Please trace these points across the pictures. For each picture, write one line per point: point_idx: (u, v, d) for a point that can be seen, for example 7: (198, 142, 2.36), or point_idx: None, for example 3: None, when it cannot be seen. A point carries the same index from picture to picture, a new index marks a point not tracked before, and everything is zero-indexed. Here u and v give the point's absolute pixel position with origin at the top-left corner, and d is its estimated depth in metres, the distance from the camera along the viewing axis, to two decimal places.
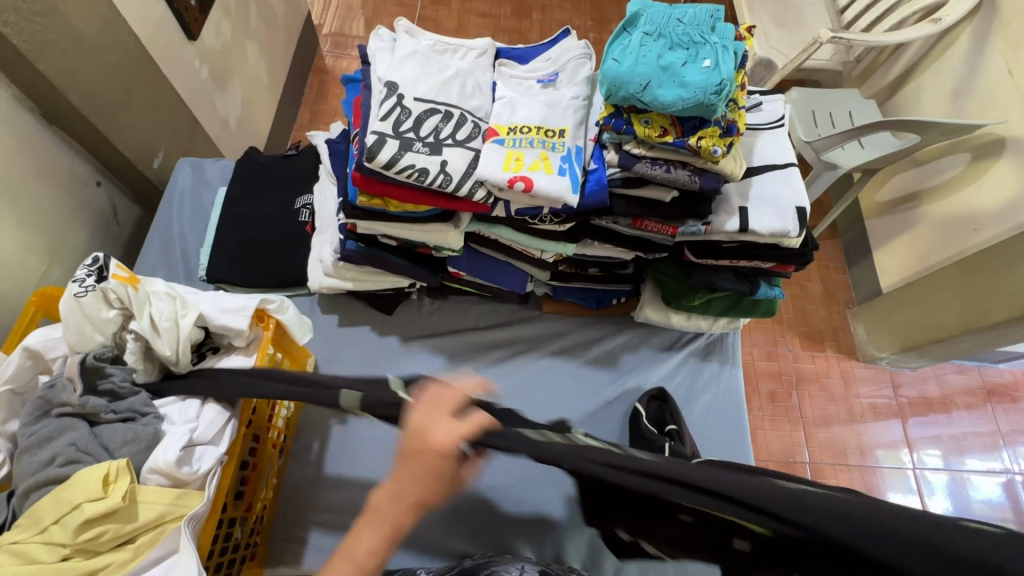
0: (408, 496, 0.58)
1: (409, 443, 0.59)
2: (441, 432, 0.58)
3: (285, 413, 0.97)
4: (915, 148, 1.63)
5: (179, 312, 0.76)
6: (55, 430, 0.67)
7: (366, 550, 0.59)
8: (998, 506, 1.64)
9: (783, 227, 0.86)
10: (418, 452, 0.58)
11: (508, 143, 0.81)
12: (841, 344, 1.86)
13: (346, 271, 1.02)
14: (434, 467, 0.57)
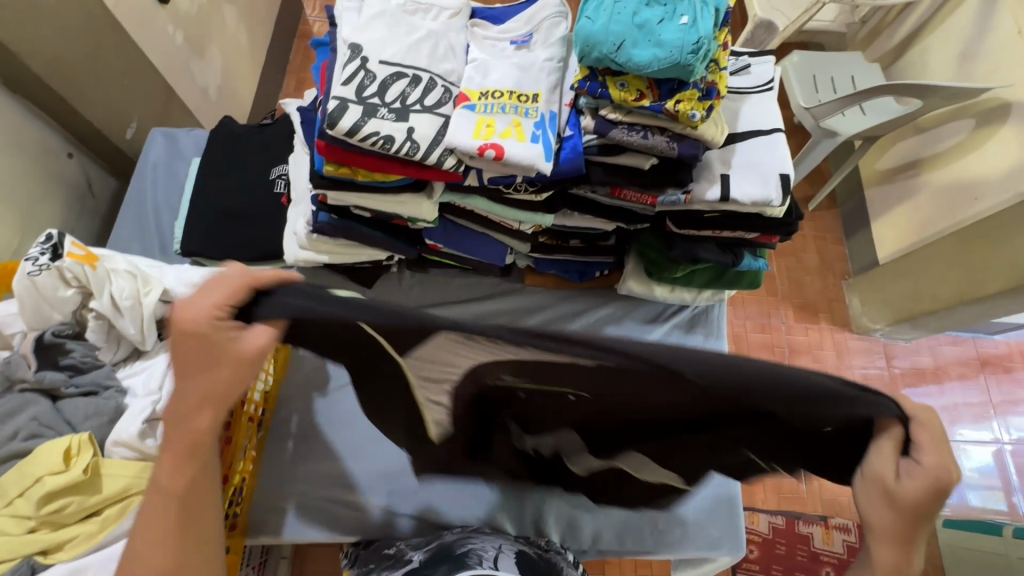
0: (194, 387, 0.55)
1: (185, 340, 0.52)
2: (195, 312, 0.51)
3: (261, 388, 0.97)
4: (918, 114, 1.58)
5: (141, 289, 0.75)
6: (17, 406, 0.68)
7: (168, 477, 0.57)
8: (988, 474, 1.65)
9: (765, 195, 0.83)
10: (188, 336, 0.52)
11: (479, 108, 0.78)
12: (836, 316, 1.84)
13: (321, 244, 1.00)
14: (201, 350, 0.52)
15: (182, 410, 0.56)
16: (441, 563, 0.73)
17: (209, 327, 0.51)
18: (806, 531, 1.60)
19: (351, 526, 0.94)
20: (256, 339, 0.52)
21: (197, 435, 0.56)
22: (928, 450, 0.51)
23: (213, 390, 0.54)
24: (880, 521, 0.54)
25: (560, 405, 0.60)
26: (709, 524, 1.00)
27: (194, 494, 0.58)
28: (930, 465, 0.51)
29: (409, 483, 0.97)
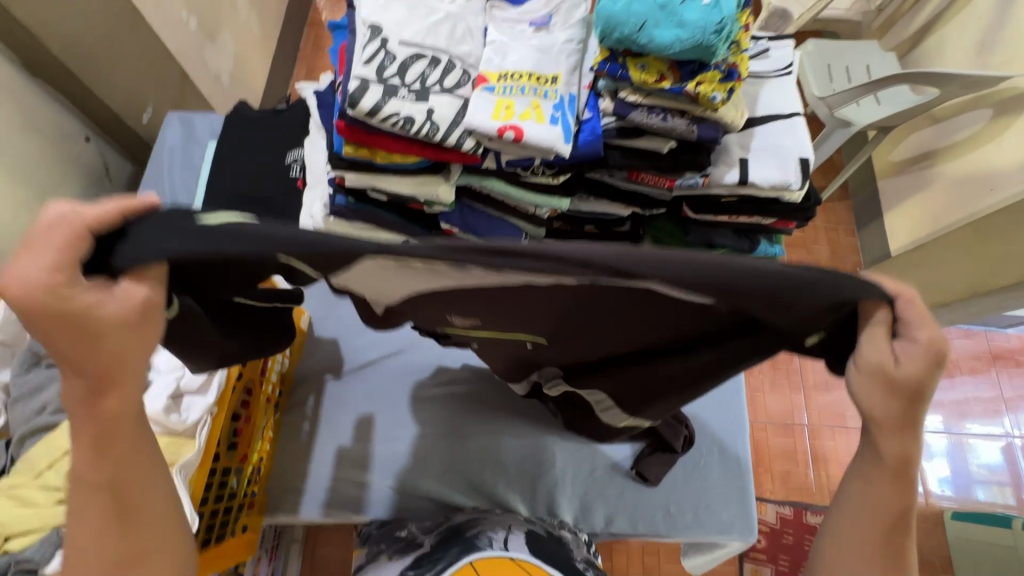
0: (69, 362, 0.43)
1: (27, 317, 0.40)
2: (25, 283, 0.39)
3: (278, 369, 0.98)
4: (935, 103, 1.56)
5: None
6: (45, 380, 0.72)
7: (85, 468, 0.47)
8: (997, 470, 1.64)
9: (784, 178, 0.82)
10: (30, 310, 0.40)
11: (498, 90, 0.78)
12: None
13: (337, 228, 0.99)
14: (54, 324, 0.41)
15: (74, 397, 0.45)
16: (453, 545, 0.74)
17: (47, 296, 0.40)
18: (813, 522, 1.60)
19: (365, 507, 0.95)
20: (127, 294, 0.42)
21: (108, 418, 0.46)
22: (920, 326, 0.46)
23: (98, 366, 0.44)
24: (884, 413, 0.50)
25: (518, 310, 0.56)
26: (721, 509, 1.00)
27: (127, 480, 0.49)
28: (921, 339, 0.46)
29: (423, 465, 0.98)
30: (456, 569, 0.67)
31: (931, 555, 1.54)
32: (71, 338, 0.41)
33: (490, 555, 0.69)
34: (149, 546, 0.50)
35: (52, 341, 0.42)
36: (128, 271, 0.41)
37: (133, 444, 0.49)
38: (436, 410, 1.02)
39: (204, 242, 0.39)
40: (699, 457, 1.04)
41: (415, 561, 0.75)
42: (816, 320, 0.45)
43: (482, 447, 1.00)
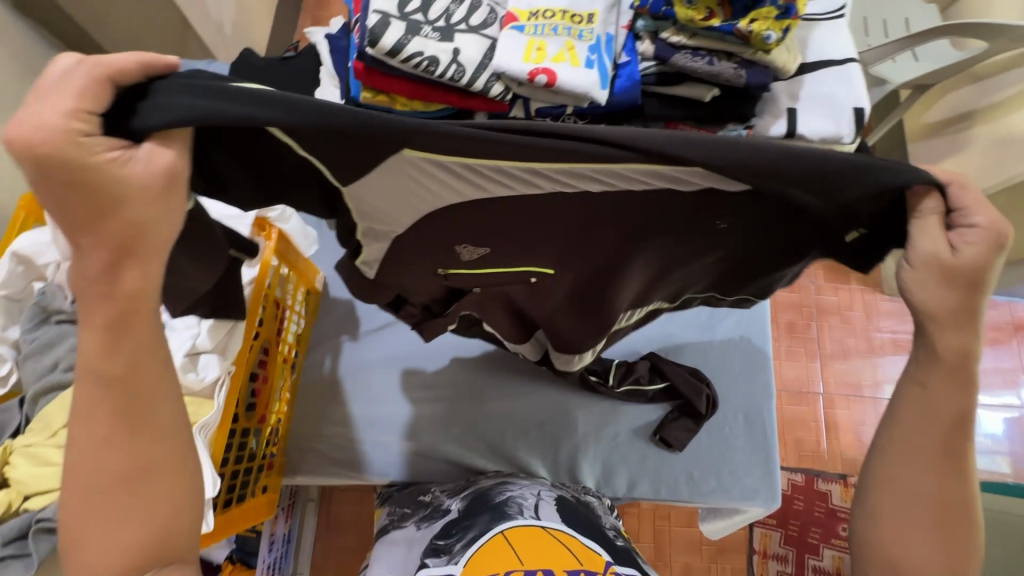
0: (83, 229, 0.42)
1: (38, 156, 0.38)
2: (40, 128, 0.37)
3: (295, 329, 0.95)
4: (979, 59, 1.46)
5: None
6: (56, 336, 0.72)
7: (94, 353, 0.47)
8: (1000, 441, 1.65)
9: (837, 132, 0.76)
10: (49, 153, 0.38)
11: (529, 30, 0.71)
12: (868, 276, 1.80)
13: None
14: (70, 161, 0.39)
15: (91, 273, 0.44)
16: (482, 512, 0.72)
17: (67, 145, 0.38)
18: (824, 489, 1.60)
19: (383, 470, 0.94)
20: (153, 156, 0.40)
21: (126, 295, 0.46)
22: (976, 209, 0.47)
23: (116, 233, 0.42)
24: (939, 304, 0.51)
25: (573, 242, 0.55)
26: (744, 475, 0.99)
27: (141, 372, 0.49)
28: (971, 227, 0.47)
29: (441, 430, 0.96)
30: (487, 539, 0.66)
31: None
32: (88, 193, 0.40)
33: (521, 524, 0.68)
34: (156, 456, 0.51)
35: (57, 198, 0.40)
36: (151, 134, 0.40)
37: (145, 334, 0.49)
38: (456, 374, 1.00)
39: (212, 104, 0.37)
40: (722, 425, 1.01)
41: (444, 529, 0.73)
42: (858, 209, 0.47)
43: (504, 412, 0.97)
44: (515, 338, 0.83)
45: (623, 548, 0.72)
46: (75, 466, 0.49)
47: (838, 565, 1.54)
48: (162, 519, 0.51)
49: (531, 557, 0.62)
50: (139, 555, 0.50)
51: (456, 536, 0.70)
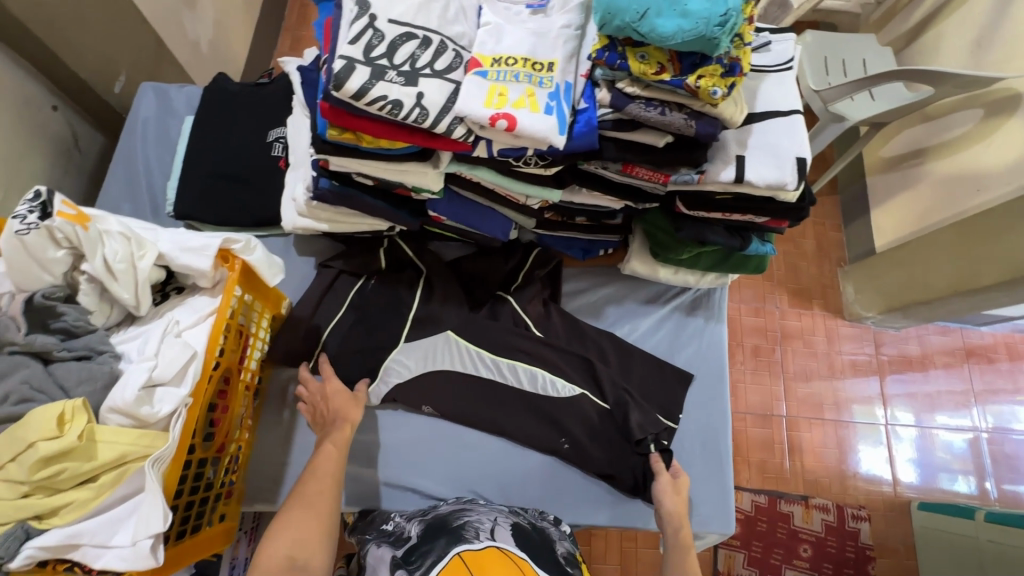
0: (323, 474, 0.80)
1: (306, 479, 0.79)
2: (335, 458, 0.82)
3: (258, 354, 0.95)
4: (928, 102, 1.54)
5: (136, 253, 0.71)
6: (7, 367, 0.64)
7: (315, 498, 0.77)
8: (960, 457, 1.74)
9: (781, 179, 0.81)
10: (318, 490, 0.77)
11: (491, 75, 0.74)
12: (829, 302, 1.87)
13: (320, 212, 0.97)
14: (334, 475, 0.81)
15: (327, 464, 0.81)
16: (439, 538, 0.71)
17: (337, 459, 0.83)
18: (786, 510, 1.65)
19: (352, 496, 0.97)
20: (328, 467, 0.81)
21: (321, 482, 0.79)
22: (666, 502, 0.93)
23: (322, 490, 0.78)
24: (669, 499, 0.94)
25: (470, 397, 1.01)
26: (701, 502, 1.02)
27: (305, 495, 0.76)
28: (682, 517, 0.93)
29: (421, 444, 1.01)
30: (445, 562, 0.65)
31: (896, 541, 1.66)
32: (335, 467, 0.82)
33: (476, 547, 0.67)
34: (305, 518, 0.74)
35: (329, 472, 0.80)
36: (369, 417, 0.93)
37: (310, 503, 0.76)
38: (417, 427, 1.01)
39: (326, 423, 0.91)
40: (680, 452, 1.06)
41: (403, 557, 0.71)
42: (575, 443, 1.01)
43: (470, 442, 1.02)
44: (475, 231, 1.00)
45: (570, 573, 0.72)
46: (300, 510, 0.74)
47: None
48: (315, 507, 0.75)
49: None
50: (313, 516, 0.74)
51: (415, 562, 0.68)
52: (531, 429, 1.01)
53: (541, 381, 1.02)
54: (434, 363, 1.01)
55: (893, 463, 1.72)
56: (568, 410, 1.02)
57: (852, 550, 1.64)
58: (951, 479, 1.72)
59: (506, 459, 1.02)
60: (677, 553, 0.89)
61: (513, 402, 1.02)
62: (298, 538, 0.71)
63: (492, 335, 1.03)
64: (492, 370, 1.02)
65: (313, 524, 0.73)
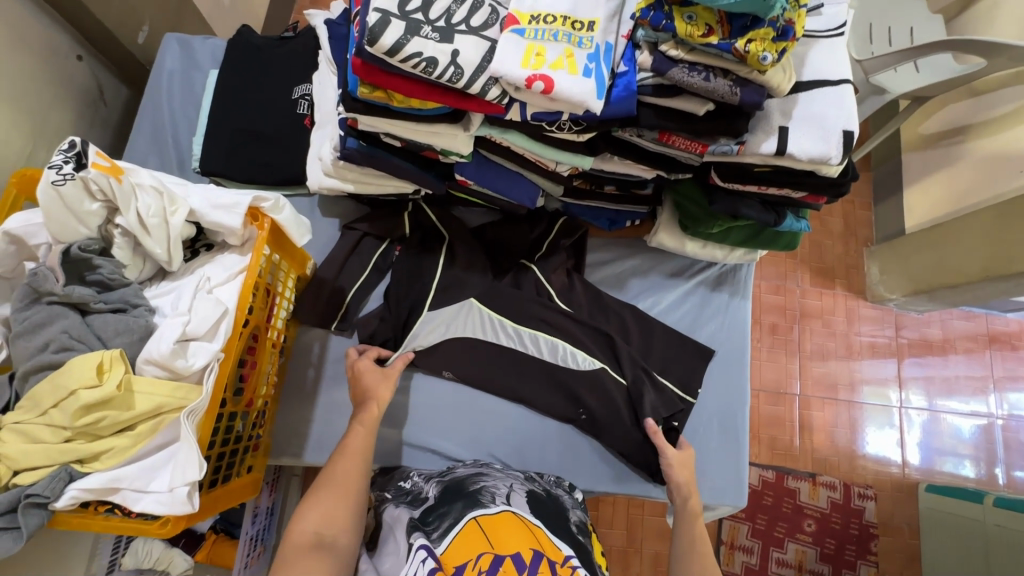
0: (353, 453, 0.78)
1: (335, 459, 0.77)
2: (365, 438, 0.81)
3: (284, 314, 0.96)
4: (977, 76, 1.45)
5: (168, 208, 0.70)
6: (47, 317, 0.65)
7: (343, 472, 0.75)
8: (965, 441, 1.73)
9: (825, 152, 0.78)
10: (346, 472, 0.74)
11: (529, 34, 0.71)
12: (852, 283, 1.84)
13: (347, 172, 0.95)
14: (367, 456, 0.79)
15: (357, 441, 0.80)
16: (456, 501, 0.71)
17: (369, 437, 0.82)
18: (794, 486, 1.67)
19: (374, 454, 0.99)
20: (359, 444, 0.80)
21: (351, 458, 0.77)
22: (675, 473, 0.94)
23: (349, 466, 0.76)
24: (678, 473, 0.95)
25: (491, 365, 1.02)
26: (715, 475, 1.04)
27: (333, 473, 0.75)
28: (691, 486, 0.94)
29: (443, 406, 1.02)
30: (462, 525, 0.65)
31: (900, 521, 1.67)
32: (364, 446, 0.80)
33: (493, 511, 0.67)
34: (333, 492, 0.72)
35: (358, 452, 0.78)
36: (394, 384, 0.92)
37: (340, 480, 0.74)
38: (437, 391, 1.02)
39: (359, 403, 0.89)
40: (697, 427, 1.06)
41: (420, 520, 0.70)
42: (593, 413, 1.02)
43: (490, 409, 1.03)
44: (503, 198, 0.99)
45: (583, 544, 0.72)
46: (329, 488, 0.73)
47: (800, 558, 1.64)
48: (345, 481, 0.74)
49: (503, 543, 0.61)
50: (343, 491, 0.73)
51: (432, 525, 0.68)
52: (551, 397, 1.02)
53: (562, 352, 1.02)
54: (457, 330, 1.01)
55: (904, 445, 1.72)
56: (588, 382, 1.02)
57: (856, 527, 1.66)
58: (958, 463, 1.72)
59: (525, 426, 1.03)
60: (687, 519, 0.89)
61: (533, 371, 1.03)
62: (329, 517, 0.69)
63: (514, 303, 1.03)
64: (512, 340, 1.02)
65: (341, 502, 0.71)
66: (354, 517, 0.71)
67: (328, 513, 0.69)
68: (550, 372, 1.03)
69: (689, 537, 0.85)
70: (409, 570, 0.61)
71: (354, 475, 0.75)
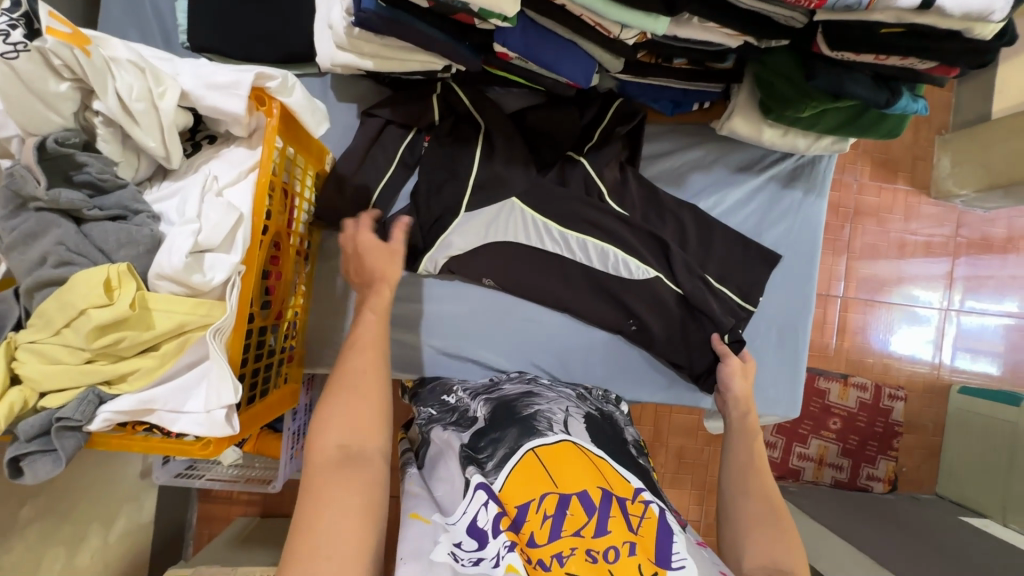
0: (367, 342, 0.69)
1: (347, 352, 0.68)
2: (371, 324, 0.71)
3: (305, 217, 0.85)
4: None
5: (154, 89, 0.58)
6: (38, 227, 0.56)
7: (356, 363, 0.67)
8: (992, 339, 1.67)
9: (987, 6, 0.60)
10: (361, 367, 0.66)
11: None
12: (917, 176, 1.65)
13: (363, 44, 0.79)
14: (379, 349, 0.69)
15: (368, 329, 0.71)
16: (510, 425, 0.66)
17: (382, 325, 0.72)
18: (823, 386, 1.62)
19: (410, 364, 0.94)
20: (369, 332, 0.70)
21: (366, 353, 0.68)
22: (734, 383, 0.89)
23: (363, 358, 0.67)
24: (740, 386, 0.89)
25: (532, 275, 0.93)
26: (770, 386, 0.99)
27: (347, 367, 0.66)
28: (749, 400, 0.88)
29: (482, 316, 0.95)
30: (520, 457, 0.61)
31: (926, 420, 1.66)
32: (377, 337, 0.70)
33: (553, 441, 0.62)
34: (352, 393, 0.64)
35: (372, 344, 0.69)
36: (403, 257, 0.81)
37: (357, 378, 0.65)
38: (474, 301, 0.95)
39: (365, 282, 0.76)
40: (755, 338, 0.99)
41: (470, 446, 0.66)
42: (644, 326, 0.94)
43: (534, 319, 0.96)
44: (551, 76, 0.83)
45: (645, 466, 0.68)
46: (347, 389, 0.64)
47: (821, 453, 1.64)
48: (363, 378, 0.65)
49: (567, 480, 0.58)
50: (364, 387, 0.64)
51: (484, 453, 0.64)
52: (598, 307, 0.95)
53: (611, 261, 0.92)
54: (497, 234, 0.91)
55: (939, 345, 1.65)
56: (638, 290, 0.93)
57: (881, 425, 1.63)
58: (986, 361, 1.67)
59: (567, 339, 0.97)
60: (742, 433, 0.84)
61: (580, 280, 0.94)
62: (349, 425, 0.61)
63: (559, 204, 0.91)
64: (555, 247, 0.92)
65: (364, 401, 0.63)
66: (378, 419, 0.63)
67: (350, 416, 0.62)
68: (599, 282, 0.94)
69: (746, 449, 0.81)
70: (469, 509, 0.58)
71: (368, 374, 0.66)
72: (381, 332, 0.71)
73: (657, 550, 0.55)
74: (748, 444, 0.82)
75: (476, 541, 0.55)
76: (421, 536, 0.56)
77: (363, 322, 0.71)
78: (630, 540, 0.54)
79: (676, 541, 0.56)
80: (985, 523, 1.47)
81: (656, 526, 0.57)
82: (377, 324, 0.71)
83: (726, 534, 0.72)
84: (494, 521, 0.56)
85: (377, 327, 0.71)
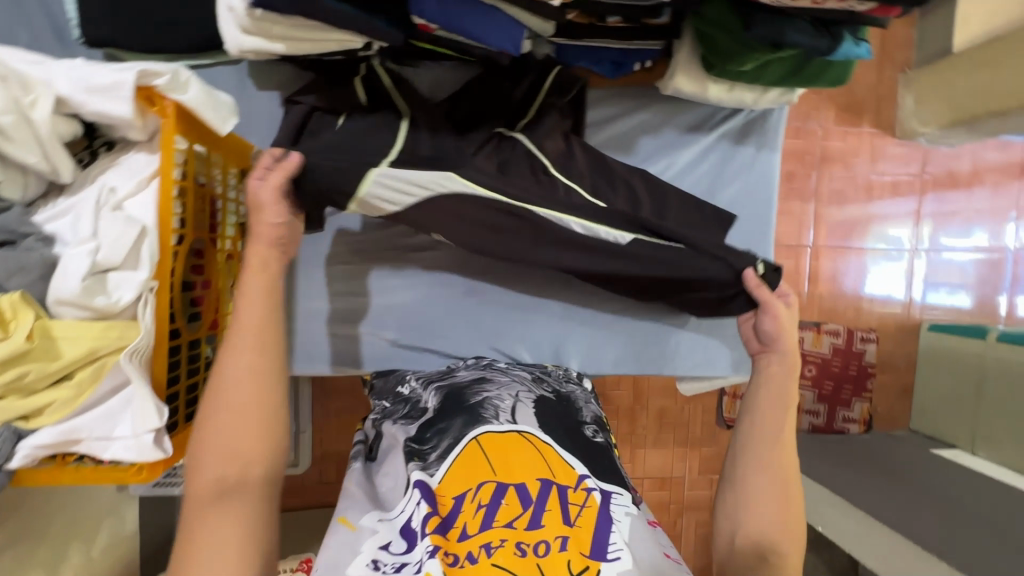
0: (247, 341, 0.63)
1: (224, 351, 0.63)
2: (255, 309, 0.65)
3: (235, 217, 0.81)
4: None
5: (21, 98, 0.53)
6: None
7: (234, 370, 0.62)
8: (965, 273, 1.68)
9: None
10: (236, 379, 0.61)
11: None
12: (882, 117, 1.62)
13: (270, 25, 0.72)
14: (262, 350, 0.63)
15: (249, 321, 0.64)
16: (455, 415, 0.65)
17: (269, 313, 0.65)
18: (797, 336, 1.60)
19: (367, 359, 0.91)
20: (249, 325, 0.64)
21: (248, 357, 0.63)
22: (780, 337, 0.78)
23: (242, 361, 0.62)
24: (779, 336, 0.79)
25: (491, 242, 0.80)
26: (730, 348, 1.00)
27: (226, 376, 0.62)
28: (795, 357, 0.78)
29: (436, 304, 0.92)
30: (462, 448, 0.60)
31: (898, 359, 1.69)
32: (261, 332, 0.64)
33: (497, 431, 0.62)
34: (229, 412, 0.60)
35: (251, 344, 0.63)
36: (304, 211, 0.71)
37: (234, 392, 0.61)
38: (426, 288, 0.92)
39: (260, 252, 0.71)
40: None
41: (415, 439, 0.65)
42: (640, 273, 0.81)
43: (490, 301, 0.94)
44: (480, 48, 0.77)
45: (602, 446, 0.67)
46: (225, 406, 0.60)
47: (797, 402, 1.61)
48: (241, 393, 0.61)
49: (509, 471, 0.58)
50: (242, 403, 0.60)
51: (430, 443, 0.63)
52: None
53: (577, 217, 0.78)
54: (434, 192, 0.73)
55: (910, 282, 1.67)
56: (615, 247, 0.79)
57: (855, 368, 1.62)
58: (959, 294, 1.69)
59: (525, 318, 0.95)
60: (780, 400, 0.76)
61: None
62: (227, 451, 0.59)
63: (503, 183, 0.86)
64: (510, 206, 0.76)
65: (245, 421, 0.60)
66: (257, 441, 0.60)
67: (228, 439, 0.59)
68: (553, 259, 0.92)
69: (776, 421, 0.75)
70: (406, 508, 0.57)
71: (248, 385, 0.61)
72: (263, 322, 0.64)
73: (592, 541, 0.54)
74: (778, 412, 0.76)
75: (406, 541, 0.54)
76: (342, 546, 0.54)
77: (243, 312, 0.65)
78: (564, 534, 0.53)
79: (614, 531, 0.55)
80: (955, 454, 1.50)
81: (596, 515, 0.56)
82: (263, 314, 0.65)
83: (725, 501, 0.73)
84: (421, 522, 0.53)
85: (258, 317, 0.64)
